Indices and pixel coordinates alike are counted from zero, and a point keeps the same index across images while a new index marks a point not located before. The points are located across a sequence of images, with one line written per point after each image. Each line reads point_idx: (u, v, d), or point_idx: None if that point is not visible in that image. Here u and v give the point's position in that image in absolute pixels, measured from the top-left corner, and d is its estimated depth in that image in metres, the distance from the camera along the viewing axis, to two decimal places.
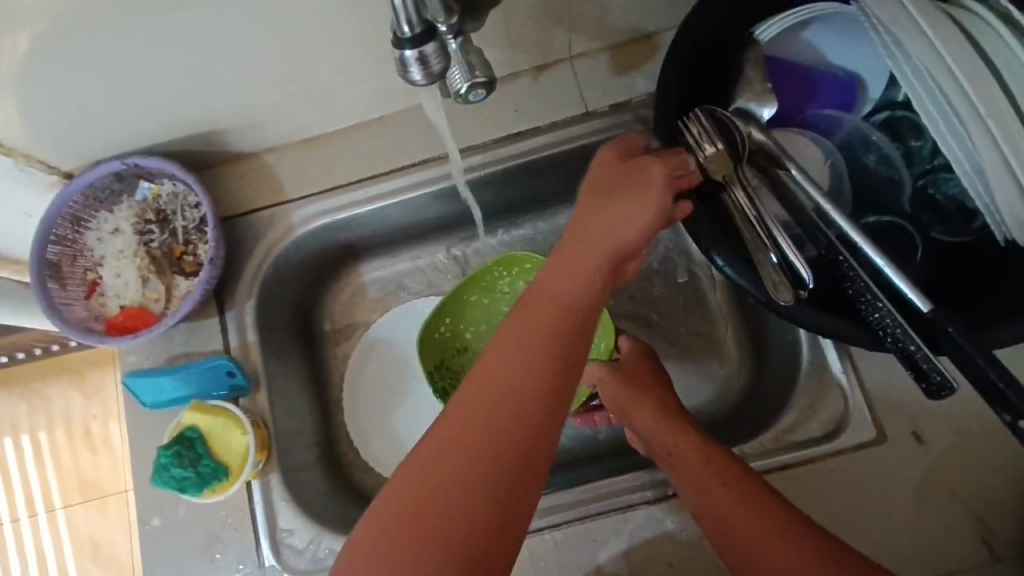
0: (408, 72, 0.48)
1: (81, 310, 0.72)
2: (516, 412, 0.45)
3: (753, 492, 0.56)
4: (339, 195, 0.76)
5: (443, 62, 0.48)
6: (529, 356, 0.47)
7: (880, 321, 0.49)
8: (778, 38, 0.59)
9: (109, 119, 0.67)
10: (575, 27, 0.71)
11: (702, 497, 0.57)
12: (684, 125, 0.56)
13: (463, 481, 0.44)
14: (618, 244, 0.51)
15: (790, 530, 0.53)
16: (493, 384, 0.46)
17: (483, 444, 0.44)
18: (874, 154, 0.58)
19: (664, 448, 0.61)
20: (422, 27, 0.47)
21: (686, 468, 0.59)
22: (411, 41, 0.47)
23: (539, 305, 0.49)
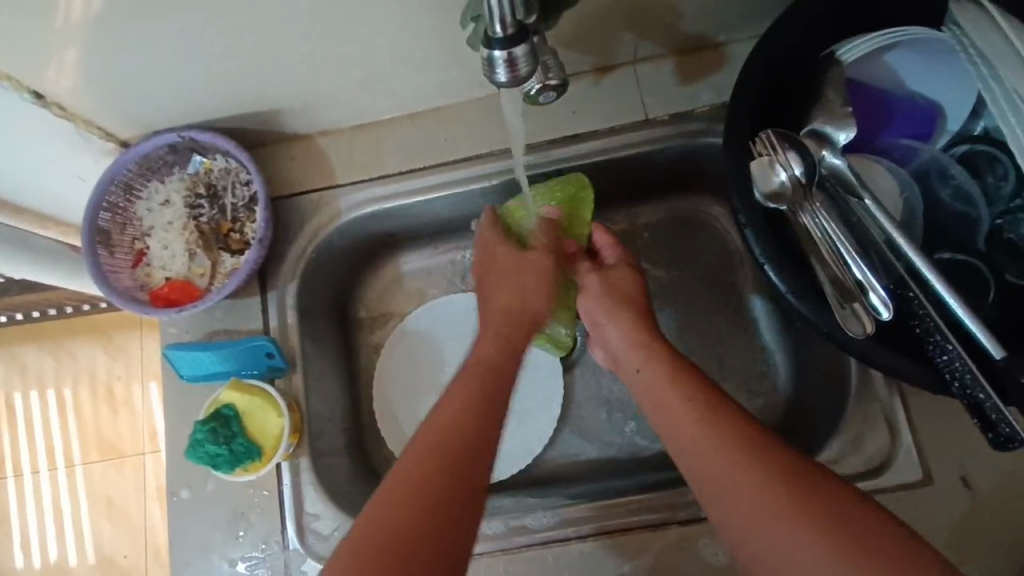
0: (494, 73, 0.46)
1: (126, 279, 0.73)
2: (463, 432, 0.55)
3: (734, 426, 0.51)
4: (388, 184, 0.76)
5: (531, 65, 0.46)
6: (453, 417, 0.56)
7: (947, 365, 0.47)
8: (861, 58, 0.57)
9: (171, 92, 0.67)
10: (644, 32, 0.69)
11: (666, 419, 0.55)
12: (754, 146, 0.55)
13: (411, 493, 0.50)
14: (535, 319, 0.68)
15: (767, 456, 0.49)
16: (428, 435, 0.55)
17: (416, 480, 0.51)
18: (950, 189, 0.56)
19: (632, 363, 0.62)
20: (514, 28, 0.44)
21: (658, 386, 0.57)
22: (501, 41, 0.45)
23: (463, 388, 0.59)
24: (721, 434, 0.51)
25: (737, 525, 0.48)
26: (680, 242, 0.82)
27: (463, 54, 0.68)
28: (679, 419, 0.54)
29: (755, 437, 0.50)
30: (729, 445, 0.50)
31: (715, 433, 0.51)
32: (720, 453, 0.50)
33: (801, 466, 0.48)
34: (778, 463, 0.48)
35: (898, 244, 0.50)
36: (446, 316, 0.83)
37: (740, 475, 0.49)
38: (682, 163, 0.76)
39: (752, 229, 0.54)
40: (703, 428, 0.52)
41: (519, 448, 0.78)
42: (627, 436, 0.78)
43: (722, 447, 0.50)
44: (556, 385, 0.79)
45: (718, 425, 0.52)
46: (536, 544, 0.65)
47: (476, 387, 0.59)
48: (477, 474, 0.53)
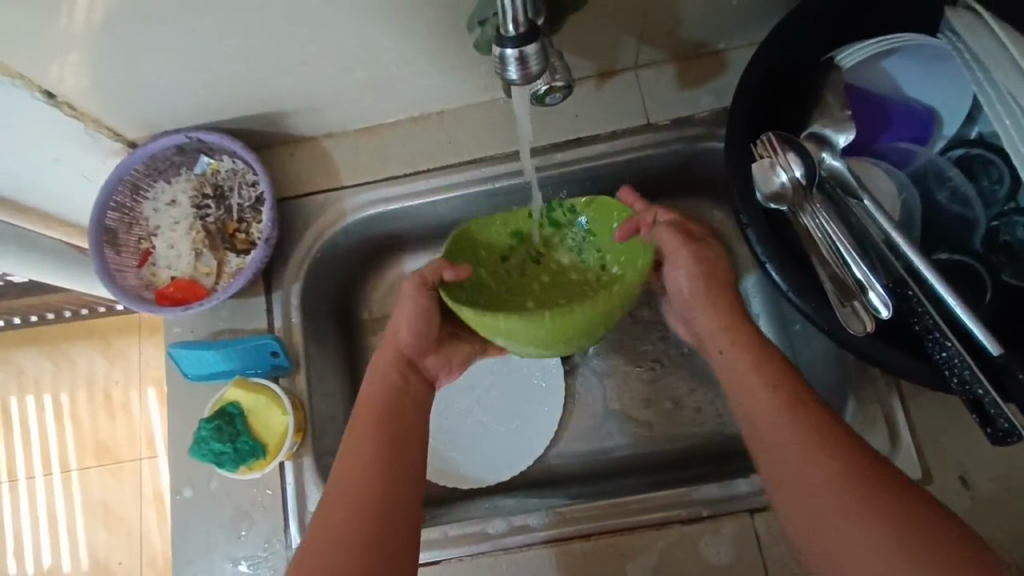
0: (506, 71, 0.47)
1: (132, 278, 0.73)
2: (383, 463, 0.57)
3: (810, 414, 0.53)
4: (392, 186, 0.77)
5: (542, 63, 0.47)
6: (368, 441, 0.58)
7: (947, 361, 0.48)
8: (860, 64, 0.58)
9: (180, 93, 0.68)
10: (646, 37, 0.71)
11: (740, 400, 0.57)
12: (756, 149, 0.56)
13: (354, 520, 0.54)
14: (397, 347, 0.65)
15: (841, 448, 0.50)
16: (348, 468, 0.57)
17: (353, 509, 0.54)
18: (947, 191, 0.57)
19: (716, 343, 0.61)
20: (526, 26, 0.45)
21: (734, 367, 0.59)
22: (513, 40, 0.45)
23: (366, 416, 0.60)
24: (806, 433, 0.52)
25: (805, 515, 0.50)
26: None
27: (468, 58, 0.69)
28: (754, 407, 0.56)
29: (832, 428, 0.52)
30: (803, 436, 0.52)
31: (789, 420, 0.53)
32: (805, 463, 0.51)
33: (872, 462, 0.50)
34: (851, 454, 0.50)
35: (897, 244, 0.50)
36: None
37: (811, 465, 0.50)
38: (683, 167, 0.77)
39: (754, 228, 0.54)
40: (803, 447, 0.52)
41: (525, 445, 0.78)
42: (628, 437, 0.78)
43: (800, 433, 0.52)
44: (556, 380, 0.80)
45: (813, 446, 0.51)
46: (537, 542, 0.65)
47: (389, 406, 0.61)
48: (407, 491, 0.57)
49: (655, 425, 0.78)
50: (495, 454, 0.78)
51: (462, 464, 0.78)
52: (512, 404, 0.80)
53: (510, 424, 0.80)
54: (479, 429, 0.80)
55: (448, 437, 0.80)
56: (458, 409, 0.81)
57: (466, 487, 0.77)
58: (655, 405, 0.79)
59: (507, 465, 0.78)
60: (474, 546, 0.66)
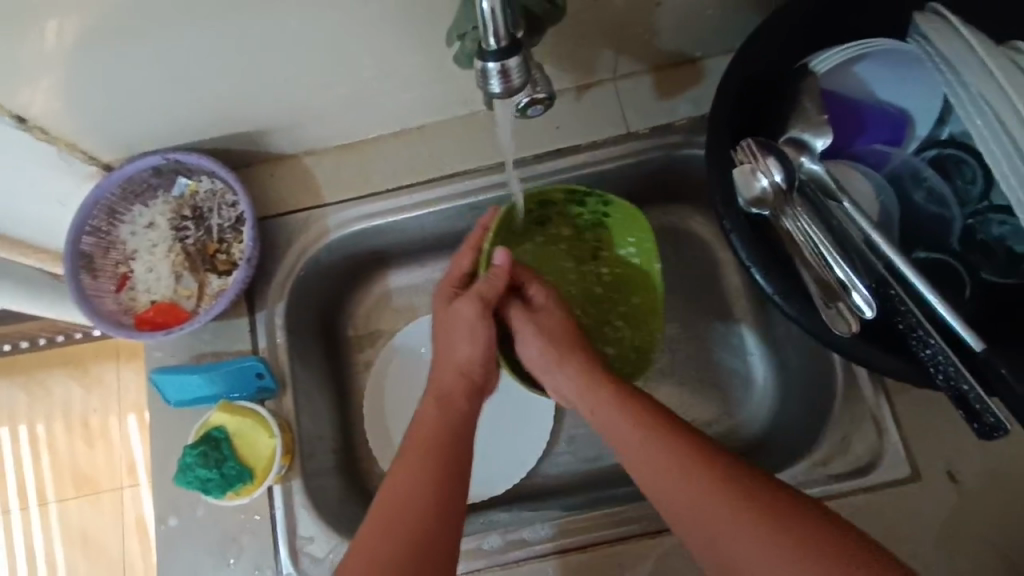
0: (488, 84, 0.47)
1: (110, 303, 0.71)
2: (438, 474, 0.57)
3: (737, 476, 0.52)
4: (375, 202, 0.76)
5: (523, 76, 0.47)
6: (421, 453, 0.59)
7: (932, 358, 0.49)
8: (834, 69, 0.59)
9: (156, 113, 0.67)
10: (624, 48, 0.71)
11: (658, 492, 0.55)
12: (736, 155, 0.56)
13: (403, 529, 0.54)
14: (457, 367, 0.66)
15: (776, 509, 0.49)
16: (399, 480, 0.57)
17: (402, 518, 0.54)
18: (923, 191, 0.58)
19: (622, 429, 0.59)
20: (507, 40, 0.45)
21: (643, 455, 0.56)
22: (495, 53, 0.46)
23: (421, 430, 0.61)
24: (744, 505, 0.50)
25: None
26: (665, 252, 0.84)
27: (448, 71, 0.70)
28: (674, 494, 0.53)
29: (762, 486, 0.51)
30: (738, 508, 0.50)
31: (722, 498, 0.51)
32: (761, 542, 0.48)
33: (812, 514, 0.49)
34: (786, 511, 0.49)
35: (878, 245, 0.51)
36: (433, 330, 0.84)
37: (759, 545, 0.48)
38: (664, 174, 0.78)
39: (737, 233, 0.56)
40: (732, 503, 0.51)
41: (518, 457, 0.78)
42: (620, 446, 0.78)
43: (733, 509, 0.50)
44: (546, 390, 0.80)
45: (730, 501, 0.51)
46: (534, 557, 0.64)
47: (446, 421, 0.62)
48: (458, 503, 0.57)
49: None
50: (488, 468, 0.78)
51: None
52: (503, 416, 0.80)
53: (501, 441, 0.79)
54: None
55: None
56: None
57: None
58: None
59: (501, 478, 0.77)
60: (471, 563, 0.65)
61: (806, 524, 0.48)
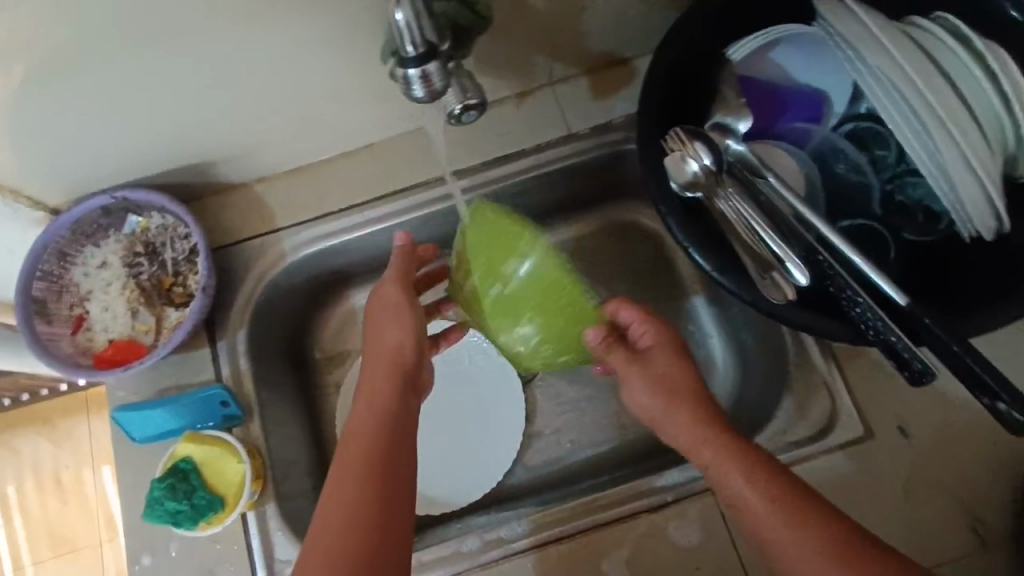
0: (411, 89, 0.49)
1: (67, 346, 0.71)
2: (374, 484, 0.54)
3: (791, 491, 0.54)
4: (328, 223, 0.77)
5: (445, 80, 0.49)
6: (354, 465, 0.55)
7: (862, 316, 0.51)
8: (751, 56, 0.62)
9: (99, 152, 0.67)
10: (556, 54, 0.74)
11: (726, 492, 0.56)
12: (665, 144, 0.59)
13: (340, 549, 0.51)
14: (393, 355, 0.62)
15: (832, 529, 0.51)
16: (333, 500, 0.54)
17: (338, 538, 0.51)
18: (844, 164, 0.62)
19: (684, 440, 0.60)
20: (425, 47, 0.47)
21: (715, 462, 0.57)
22: (415, 60, 0.48)
23: (354, 439, 0.57)
24: (798, 519, 0.52)
25: None
26: (618, 246, 0.87)
27: (388, 89, 0.71)
28: (738, 497, 0.55)
29: (816, 507, 0.53)
30: (797, 520, 0.52)
31: (775, 506, 0.53)
32: (813, 553, 0.51)
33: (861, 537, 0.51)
34: (840, 531, 0.51)
35: (805, 216, 0.53)
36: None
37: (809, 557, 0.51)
38: (607, 171, 0.80)
39: (673, 218, 0.58)
40: (770, 496, 0.54)
41: (493, 463, 0.79)
42: (590, 439, 0.80)
43: (786, 520, 0.52)
44: (517, 393, 0.82)
45: (764, 489, 0.54)
46: (514, 553, 0.65)
47: (381, 425, 0.58)
48: (400, 515, 0.54)
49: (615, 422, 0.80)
50: (465, 475, 0.79)
51: (434, 490, 0.78)
52: (477, 423, 0.81)
53: (476, 446, 0.80)
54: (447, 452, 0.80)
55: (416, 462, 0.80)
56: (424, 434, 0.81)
57: (439, 513, 0.77)
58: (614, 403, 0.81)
59: (477, 483, 0.78)
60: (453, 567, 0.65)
61: (833, 533, 0.51)
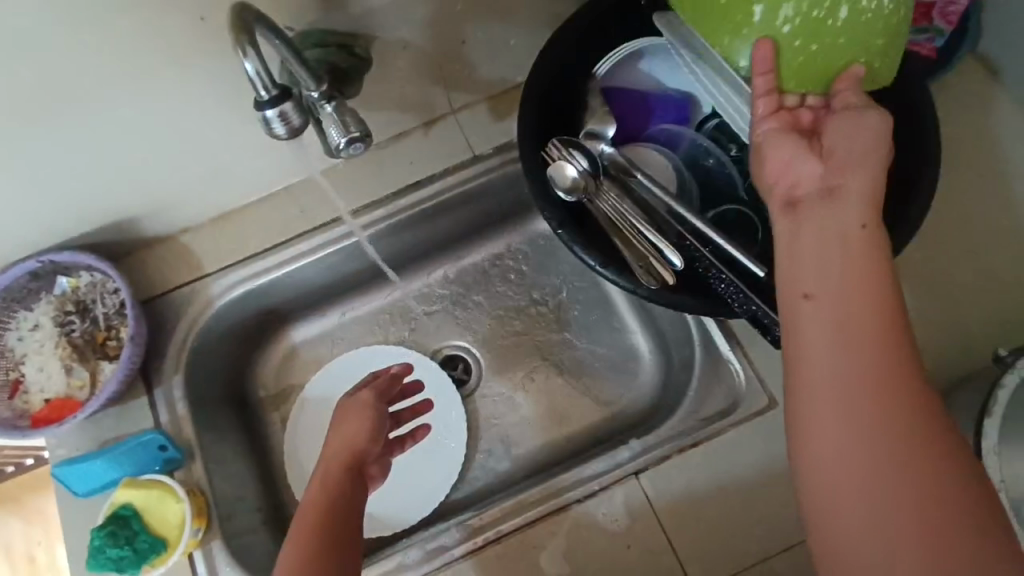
0: (272, 128, 0.56)
1: (4, 410, 0.72)
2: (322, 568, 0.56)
3: (897, 340, 0.44)
4: (256, 263, 0.81)
5: (302, 117, 0.56)
6: (300, 547, 0.57)
7: (727, 290, 0.56)
8: (618, 69, 0.68)
9: (18, 218, 0.70)
10: (451, 84, 0.80)
11: (830, 298, 0.45)
12: (547, 153, 0.64)
13: None
14: (349, 448, 0.67)
15: (905, 392, 0.43)
16: None
17: None
18: (713, 158, 0.67)
19: (852, 219, 0.47)
20: (277, 90, 0.55)
21: (825, 252, 0.47)
22: (270, 102, 0.55)
23: (304, 518, 0.60)
24: (875, 352, 0.44)
25: (828, 441, 0.43)
26: (538, 258, 0.92)
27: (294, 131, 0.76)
28: (842, 288, 0.45)
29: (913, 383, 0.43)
30: (883, 352, 0.44)
31: (875, 327, 0.44)
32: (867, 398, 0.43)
33: (931, 424, 0.42)
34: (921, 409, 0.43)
35: (677, 210, 0.61)
36: (342, 369, 0.88)
37: (851, 376, 0.43)
38: (515, 187, 0.85)
39: (554, 217, 0.60)
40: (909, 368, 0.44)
41: (438, 479, 0.82)
42: (531, 442, 0.84)
43: (868, 339, 0.44)
44: (458, 410, 0.85)
45: (883, 343, 0.44)
46: (455, 560, 0.67)
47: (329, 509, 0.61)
48: None
49: (552, 424, 0.84)
50: (410, 494, 0.81)
51: (381, 512, 0.80)
52: (420, 443, 0.84)
53: (420, 464, 0.83)
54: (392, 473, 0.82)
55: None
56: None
57: (391, 533, 0.80)
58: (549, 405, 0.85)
59: (423, 500, 0.81)
60: None
61: (921, 420, 0.42)
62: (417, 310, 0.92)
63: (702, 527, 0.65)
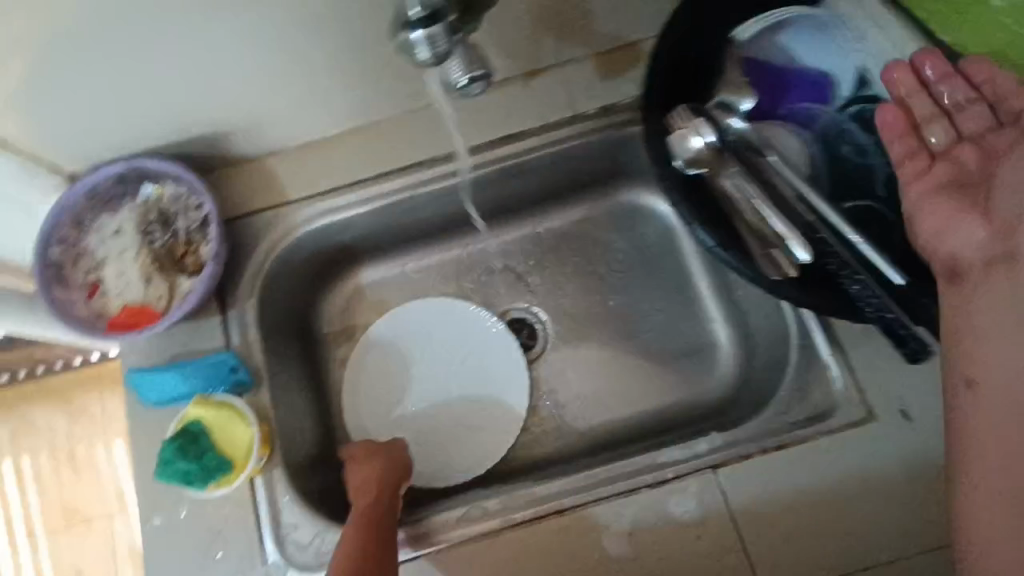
0: (417, 52, 0.52)
1: (82, 310, 0.72)
2: None
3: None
4: (341, 197, 0.78)
5: (449, 42, 0.52)
6: None
7: (860, 293, 0.52)
8: (757, 39, 0.63)
9: (114, 120, 0.68)
10: (566, 32, 0.75)
11: (990, 309, 0.52)
12: (670, 121, 0.59)
13: None
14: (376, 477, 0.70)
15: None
16: None
17: None
18: (850, 145, 0.62)
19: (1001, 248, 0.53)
20: (429, 10, 0.51)
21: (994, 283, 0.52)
22: (420, 23, 0.51)
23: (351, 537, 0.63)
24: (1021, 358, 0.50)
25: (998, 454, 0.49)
26: (623, 229, 0.88)
27: (398, 64, 0.72)
28: (1001, 304, 0.52)
29: None
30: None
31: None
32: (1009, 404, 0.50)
33: None
34: None
35: (809, 198, 0.55)
36: (421, 311, 0.87)
37: (1007, 378, 0.50)
38: (614, 151, 0.81)
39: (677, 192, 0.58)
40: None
41: (494, 441, 0.81)
42: (593, 417, 0.82)
43: (1008, 344, 0.51)
44: (520, 377, 0.83)
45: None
46: (516, 523, 0.67)
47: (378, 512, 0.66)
48: None
49: (618, 402, 0.82)
50: (466, 451, 0.81)
51: (435, 463, 0.81)
52: (481, 403, 0.83)
53: (481, 423, 0.82)
54: (452, 427, 0.82)
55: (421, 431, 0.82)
56: (433, 405, 0.83)
57: (444, 486, 0.80)
58: (617, 382, 0.83)
59: (476, 460, 0.80)
60: (461, 531, 0.68)
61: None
62: (491, 266, 0.89)
63: (776, 531, 0.63)
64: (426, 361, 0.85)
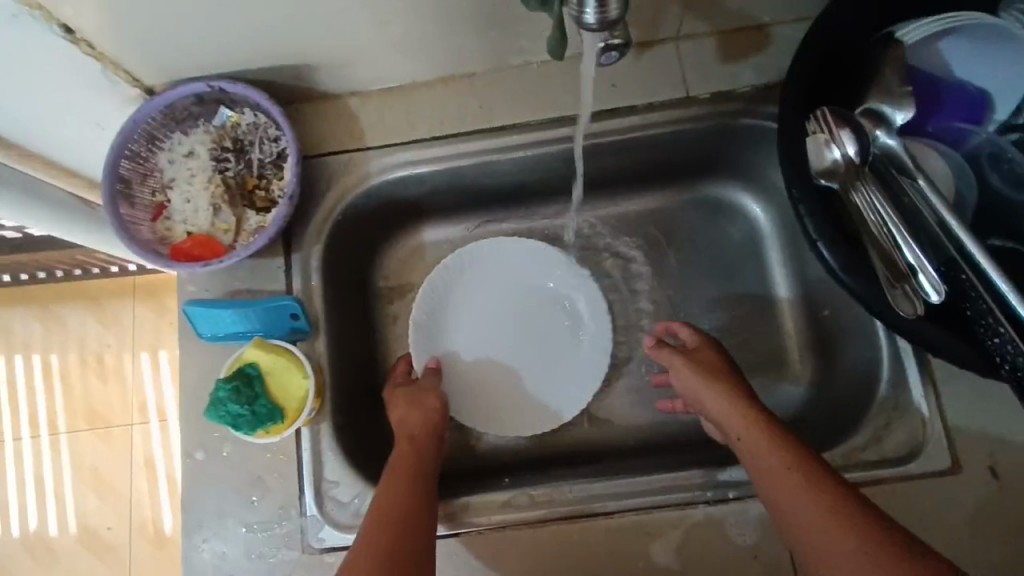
0: (584, 14, 0.46)
1: (146, 232, 0.70)
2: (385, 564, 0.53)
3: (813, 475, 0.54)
4: (420, 150, 0.74)
5: (621, 7, 0.46)
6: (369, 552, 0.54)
7: (999, 347, 0.47)
8: (921, 43, 0.57)
9: (204, 38, 0.64)
10: (693, 6, 0.68)
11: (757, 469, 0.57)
12: (809, 125, 0.55)
13: None
14: (423, 420, 0.67)
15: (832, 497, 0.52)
16: None
17: None
18: (1001, 175, 0.56)
19: (733, 430, 0.61)
20: None
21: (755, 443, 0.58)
22: None
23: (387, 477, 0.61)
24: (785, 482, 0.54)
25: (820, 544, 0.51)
26: (707, 225, 0.83)
27: (510, 18, 0.67)
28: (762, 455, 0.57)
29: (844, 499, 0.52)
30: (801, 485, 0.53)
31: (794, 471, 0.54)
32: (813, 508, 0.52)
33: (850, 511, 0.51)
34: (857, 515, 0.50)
35: (950, 227, 0.48)
36: (522, 253, 0.82)
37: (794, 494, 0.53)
38: (717, 142, 0.75)
39: (807, 207, 0.54)
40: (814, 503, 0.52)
41: (551, 415, 0.77)
42: (648, 415, 0.78)
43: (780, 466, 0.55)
44: (601, 362, 0.78)
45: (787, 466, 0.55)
46: (560, 518, 0.64)
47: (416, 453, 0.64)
48: None
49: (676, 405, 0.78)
50: (518, 407, 0.78)
51: (478, 412, 0.78)
52: (552, 370, 0.79)
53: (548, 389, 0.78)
54: (512, 373, 0.80)
55: (477, 363, 0.80)
56: (499, 343, 0.81)
57: (483, 463, 0.77)
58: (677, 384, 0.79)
59: (526, 427, 0.77)
60: (497, 517, 0.65)
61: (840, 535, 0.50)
62: (560, 242, 0.85)
63: None
64: (509, 298, 0.82)
